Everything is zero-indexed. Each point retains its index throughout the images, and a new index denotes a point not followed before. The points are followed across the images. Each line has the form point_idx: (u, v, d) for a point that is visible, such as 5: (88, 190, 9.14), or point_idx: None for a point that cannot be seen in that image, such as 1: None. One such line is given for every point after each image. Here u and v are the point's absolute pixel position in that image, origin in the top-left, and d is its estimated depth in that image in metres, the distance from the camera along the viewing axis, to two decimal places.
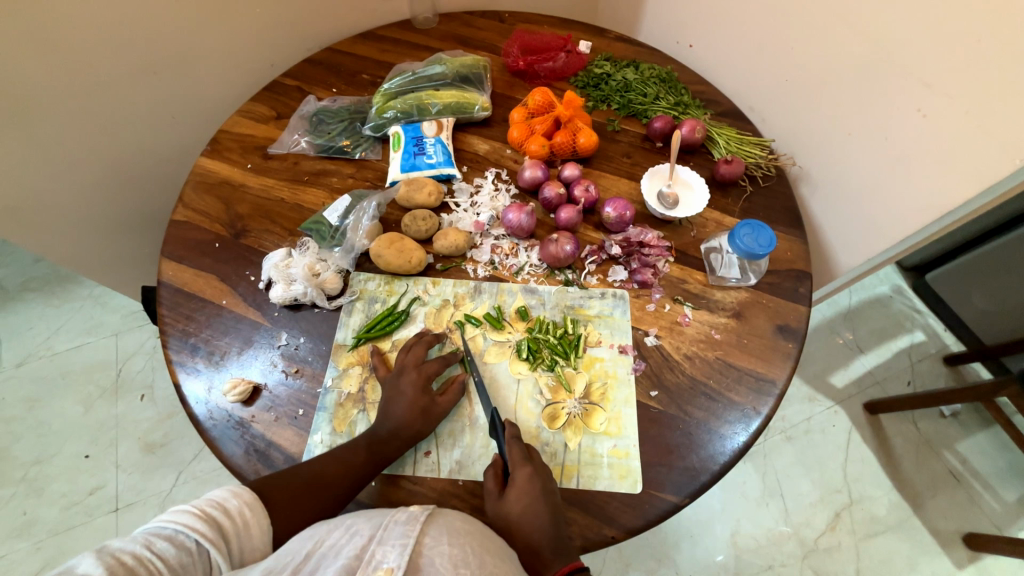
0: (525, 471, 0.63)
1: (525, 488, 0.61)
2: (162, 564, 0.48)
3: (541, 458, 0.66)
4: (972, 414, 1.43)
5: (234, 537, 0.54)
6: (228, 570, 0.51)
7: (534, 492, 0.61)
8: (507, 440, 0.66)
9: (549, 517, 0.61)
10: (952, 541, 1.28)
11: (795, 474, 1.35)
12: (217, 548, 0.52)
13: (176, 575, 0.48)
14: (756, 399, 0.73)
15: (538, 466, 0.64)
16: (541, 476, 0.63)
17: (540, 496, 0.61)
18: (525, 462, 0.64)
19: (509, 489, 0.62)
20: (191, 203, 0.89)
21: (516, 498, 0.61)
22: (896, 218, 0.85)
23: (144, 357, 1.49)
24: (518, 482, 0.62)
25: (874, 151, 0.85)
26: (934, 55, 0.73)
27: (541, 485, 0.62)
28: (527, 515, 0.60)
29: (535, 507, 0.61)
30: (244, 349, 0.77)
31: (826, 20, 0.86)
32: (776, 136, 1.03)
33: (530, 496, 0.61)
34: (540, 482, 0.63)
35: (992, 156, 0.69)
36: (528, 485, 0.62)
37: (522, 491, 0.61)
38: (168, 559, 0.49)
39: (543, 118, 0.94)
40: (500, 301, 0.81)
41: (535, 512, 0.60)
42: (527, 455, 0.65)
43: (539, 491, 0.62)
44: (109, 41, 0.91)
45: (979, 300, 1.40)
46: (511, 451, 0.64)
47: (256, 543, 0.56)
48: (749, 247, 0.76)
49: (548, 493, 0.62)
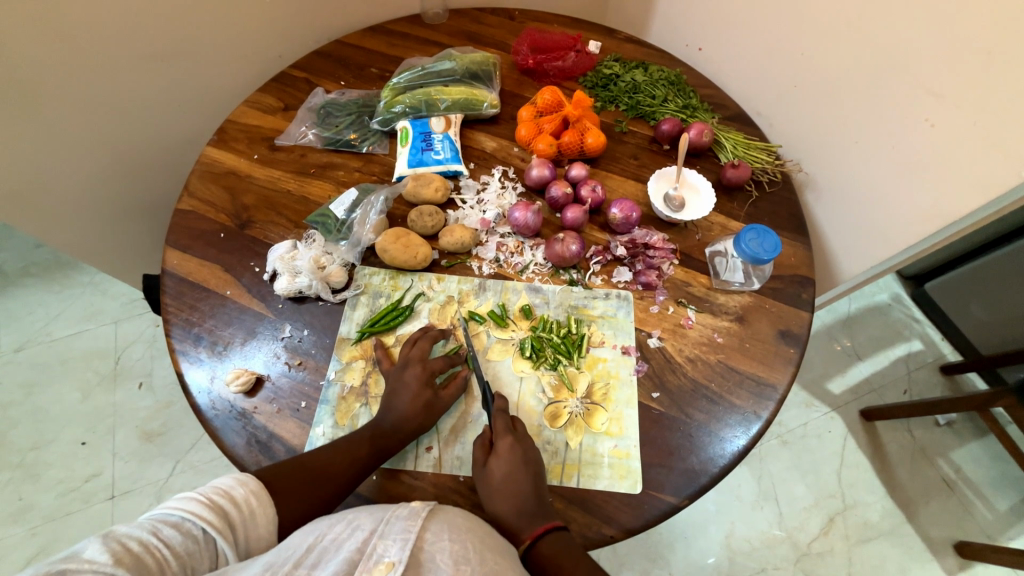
0: (507, 441, 0.65)
1: (507, 457, 0.64)
2: (168, 551, 0.49)
3: (525, 429, 0.68)
4: (968, 422, 1.43)
5: (241, 525, 0.55)
6: (234, 559, 0.52)
7: (516, 460, 0.64)
8: (494, 413, 0.68)
9: (530, 484, 0.63)
10: (943, 549, 1.29)
11: (790, 478, 1.36)
12: (224, 536, 0.53)
13: (183, 562, 0.49)
14: (757, 403, 0.73)
15: (522, 436, 0.66)
16: (523, 445, 0.65)
17: (520, 464, 0.63)
18: (508, 432, 0.66)
19: (493, 459, 0.64)
20: (196, 192, 0.89)
21: (497, 467, 0.63)
22: (901, 226, 0.85)
23: (143, 345, 1.49)
24: (501, 452, 0.64)
25: (880, 160, 0.85)
26: (942, 67, 0.73)
27: (522, 454, 0.64)
28: (510, 480, 0.62)
29: (517, 474, 0.63)
30: (247, 339, 0.77)
31: (834, 28, 0.86)
32: (783, 142, 1.03)
33: (511, 465, 0.63)
34: (522, 451, 0.64)
35: (998, 167, 0.70)
36: (510, 454, 0.64)
37: (505, 459, 0.63)
38: (174, 546, 0.49)
39: (552, 117, 0.94)
40: (505, 299, 0.81)
41: (517, 479, 0.62)
42: (511, 426, 0.67)
43: (520, 459, 0.64)
44: (117, 28, 0.91)
45: (978, 311, 1.42)
46: (496, 422, 0.67)
47: (262, 532, 0.57)
48: (754, 251, 0.76)
49: (530, 462, 0.64)
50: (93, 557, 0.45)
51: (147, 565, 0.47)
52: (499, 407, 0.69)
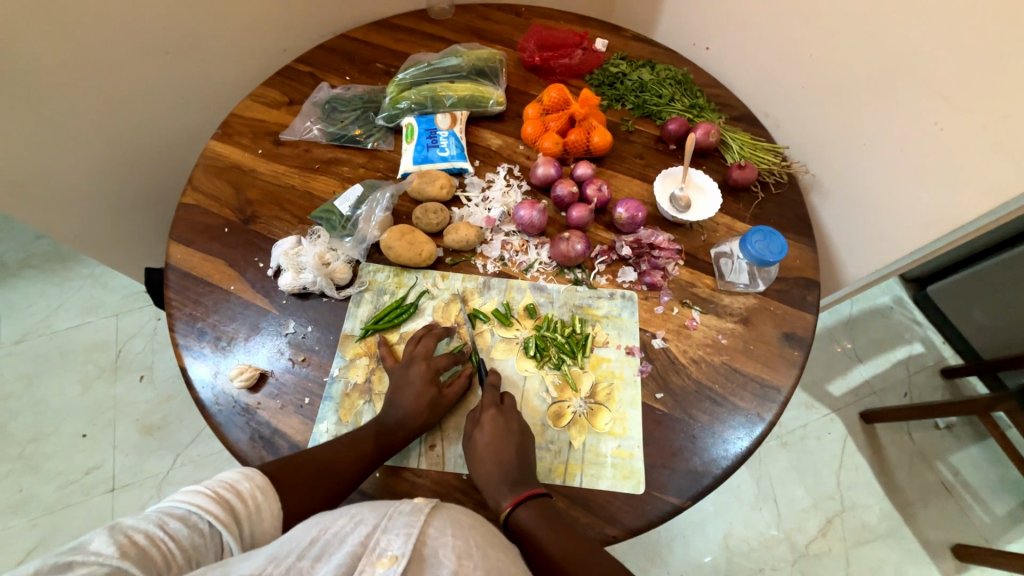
0: (489, 413, 0.67)
1: (490, 428, 0.66)
2: (174, 544, 0.49)
3: (513, 403, 0.70)
4: (967, 426, 1.44)
5: (247, 520, 0.55)
6: (240, 552, 0.52)
7: (498, 431, 0.66)
8: (485, 386, 0.71)
9: (513, 454, 0.64)
10: (941, 552, 1.29)
11: (790, 479, 1.37)
12: (230, 530, 0.53)
13: (188, 556, 0.49)
14: (761, 405, 0.73)
15: (508, 410, 0.68)
16: (506, 417, 0.67)
17: (502, 435, 0.65)
18: (493, 405, 0.68)
19: (477, 430, 0.67)
20: (200, 186, 0.89)
21: (480, 437, 0.65)
22: (906, 230, 0.85)
23: (144, 338, 1.49)
24: (484, 424, 0.66)
25: (886, 163, 0.85)
26: (953, 71, 0.73)
27: (504, 425, 0.66)
28: (491, 448, 0.64)
29: (498, 444, 0.65)
30: (251, 334, 0.77)
31: (843, 30, 0.86)
32: (790, 143, 1.02)
33: (494, 435, 0.65)
34: (504, 422, 0.67)
35: (1007, 172, 0.70)
36: (492, 425, 0.66)
37: (486, 429, 0.66)
38: (180, 539, 0.49)
39: (558, 115, 0.94)
40: (509, 298, 0.81)
41: (498, 448, 0.64)
42: (498, 400, 0.69)
43: (503, 430, 0.66)
44: (122, 20, 0.91)
45: (980, 317, 1.42)
46: (484, 395, 0.69)
47: (267, 527, 0.57)
48: (761, 253, 0.76)
49: (513, 433, 0.66)
50: (99, 549, 0.45)
51: (152, 557, 0.47)
52: (495, 400, 0.69)
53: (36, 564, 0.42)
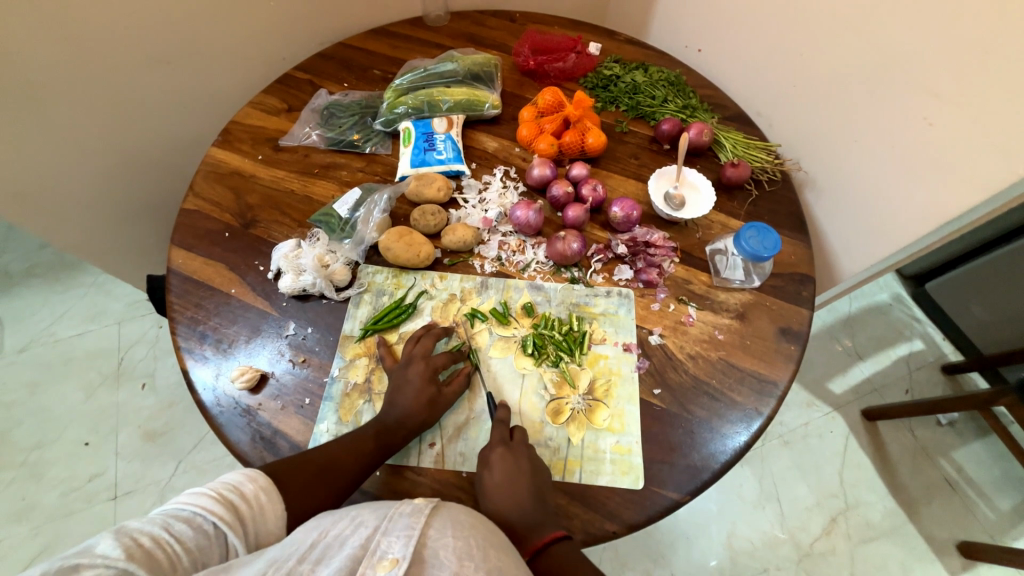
0: (497, 451, 0.65)
1: (499, 468, 0.64)
2: (179, 546, 0.49)
3: (522, 439, 0.67)
4: (970, 422, 1.43)
5: (251, 520, 0.55)
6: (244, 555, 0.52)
7: (507, 471, 0.63)
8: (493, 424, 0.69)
9: (526, 495, 0.62)
10: (946, 548, 1.29)
11: (792, 477, 1.36)
12: (235, 531, 0.53)
13: (195, 557, 0.50)
14: (758, 400, 0.73)
15: (517, 446, 0.66)
16: (515, 455, 0.65)
17: (512, 475, 0.63)
18: (500, 443, 0.66)
19: (486, 471, 0.65)
20: (201, 191, 0.90)
21: (490, 478, 0.63)
22: (899, 225, 0.86)
23: (146, 345, 1.50)
24: (493, 464, 0.64)
25: (878, 159, 0.86)
26: (941, 67, 0.74)
27: (514, 463, 0.64)
28: (502, 490, 0.62)
29: (510, 485, 0.62)
30: (251, 337, 0.77)
31: (831, 28, 0.87)
32: (783, 142, 1.03)
33: (504, 475, 0.63)
34: (513, 460, 0.64)
35: (995, 165, 0.71)
36: (500, 464, 0.64)
37: (496, 469, 0.64)
38: (186, 541, 0.50)
39: (553, 118, 0.95)
40: (507, 297, 0.82)
41: (510, 489, 0.62)
42: (506, 437, 0.67)
43: (512, 469, 0.64)
44: (123, 31, 0.93)
45: (979, 312, 1.42)
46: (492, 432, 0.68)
47: (271, 527, 0.57)
48: (754, 248, 0.77)
49: (523, 472, 0.64)
50: (106, 552, 0.45)
51: (157, 561, 0.48)
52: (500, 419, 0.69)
53: (42, 567, 0.42)
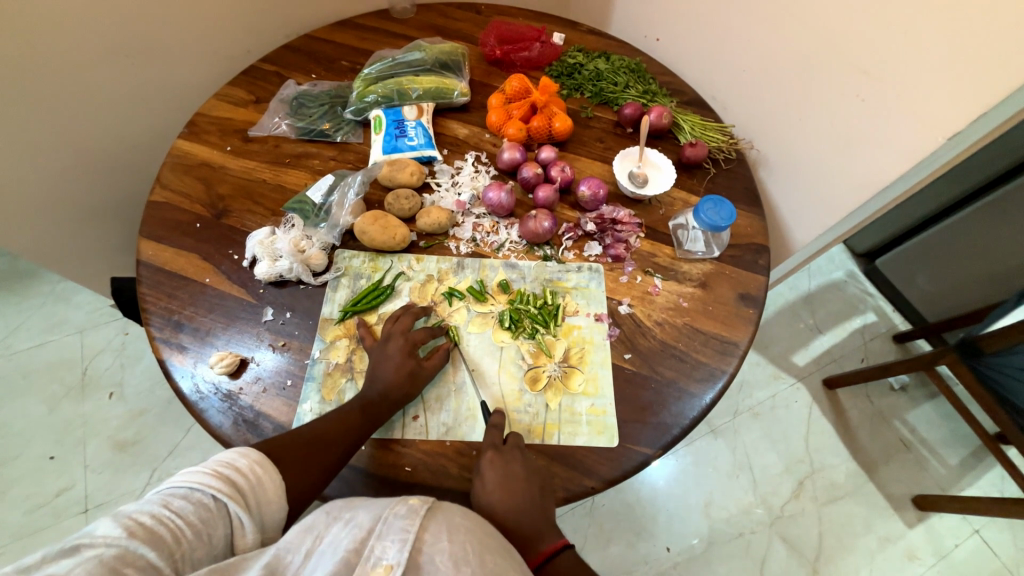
0: (488, 458, 0.65)
1: (491, 475, 0.64)
2: (181, 520, 0.50)
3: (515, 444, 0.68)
4: (920, 386, 1.54)
5: (250, 492, 0.56)
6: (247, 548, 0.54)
7: (500, 477, 0.64)
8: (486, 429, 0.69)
9: (523, 501, 0.63)
10: (903, 503, 1.38)
11: (760, 448, 1.43)
12: (235, 501, 0.54)
13: (199, 529, 0.51)
14: (722, 359, 0.78)
15: (508, 450, 0.67)
16: (506, 460, 0.65)
17: (506, 481, 0.64)
18: (490, 449, 0.66)
19: (478, 478, 0.65)
20: (169, 184, 0.90)
21: (484, 485, 0.64)
22: (845, 196, 0.93)
23: (111, 353, 1.46)
24: (485, 470, 0.64)
25: (821, 135, 0.93)
26: (870, 46, 0.80)
27: (505, 467, 0.65)
28: (498, 500, 0.62)
29: (504, 491, 0.63)
30: (228, 324, 0.78)
31: (773, 14, 0.93)
32: (737, 124, 1.09)
33: (497, 482, 0.64)
34: (505, 465, 0.65)
35: (919, 135, 0.78)
36: (492, 470, 0.64)
37: (489, 478, 0.64)
38: (187, 515, 0.51)
39: (520, 104, 0.98)
40: (483, 276, 0.84)
41: (506, 497, 0.63)
42: (497, 441, 0.67)
43: (504, 474, 0.64)
44: (80, 23, 0.92)
45: (923, 282, 1.53)
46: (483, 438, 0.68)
47: (271, 497, 0.58)
48: (713, 220, 0.82)
49: (517, 477, 0.64)
50: (106, 533, 0.46)
51: (161, 536, 0.48)
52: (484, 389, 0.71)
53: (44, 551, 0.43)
